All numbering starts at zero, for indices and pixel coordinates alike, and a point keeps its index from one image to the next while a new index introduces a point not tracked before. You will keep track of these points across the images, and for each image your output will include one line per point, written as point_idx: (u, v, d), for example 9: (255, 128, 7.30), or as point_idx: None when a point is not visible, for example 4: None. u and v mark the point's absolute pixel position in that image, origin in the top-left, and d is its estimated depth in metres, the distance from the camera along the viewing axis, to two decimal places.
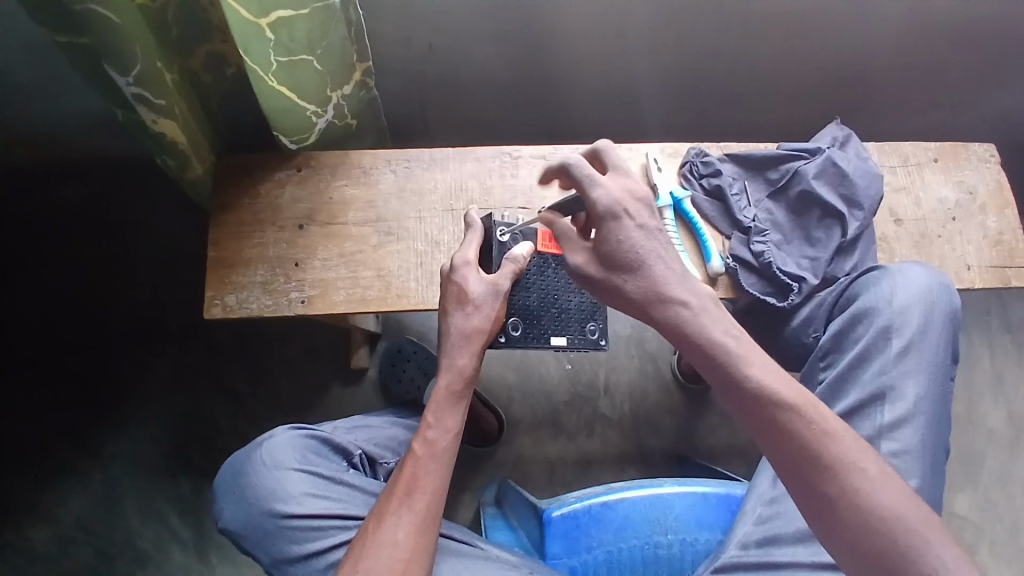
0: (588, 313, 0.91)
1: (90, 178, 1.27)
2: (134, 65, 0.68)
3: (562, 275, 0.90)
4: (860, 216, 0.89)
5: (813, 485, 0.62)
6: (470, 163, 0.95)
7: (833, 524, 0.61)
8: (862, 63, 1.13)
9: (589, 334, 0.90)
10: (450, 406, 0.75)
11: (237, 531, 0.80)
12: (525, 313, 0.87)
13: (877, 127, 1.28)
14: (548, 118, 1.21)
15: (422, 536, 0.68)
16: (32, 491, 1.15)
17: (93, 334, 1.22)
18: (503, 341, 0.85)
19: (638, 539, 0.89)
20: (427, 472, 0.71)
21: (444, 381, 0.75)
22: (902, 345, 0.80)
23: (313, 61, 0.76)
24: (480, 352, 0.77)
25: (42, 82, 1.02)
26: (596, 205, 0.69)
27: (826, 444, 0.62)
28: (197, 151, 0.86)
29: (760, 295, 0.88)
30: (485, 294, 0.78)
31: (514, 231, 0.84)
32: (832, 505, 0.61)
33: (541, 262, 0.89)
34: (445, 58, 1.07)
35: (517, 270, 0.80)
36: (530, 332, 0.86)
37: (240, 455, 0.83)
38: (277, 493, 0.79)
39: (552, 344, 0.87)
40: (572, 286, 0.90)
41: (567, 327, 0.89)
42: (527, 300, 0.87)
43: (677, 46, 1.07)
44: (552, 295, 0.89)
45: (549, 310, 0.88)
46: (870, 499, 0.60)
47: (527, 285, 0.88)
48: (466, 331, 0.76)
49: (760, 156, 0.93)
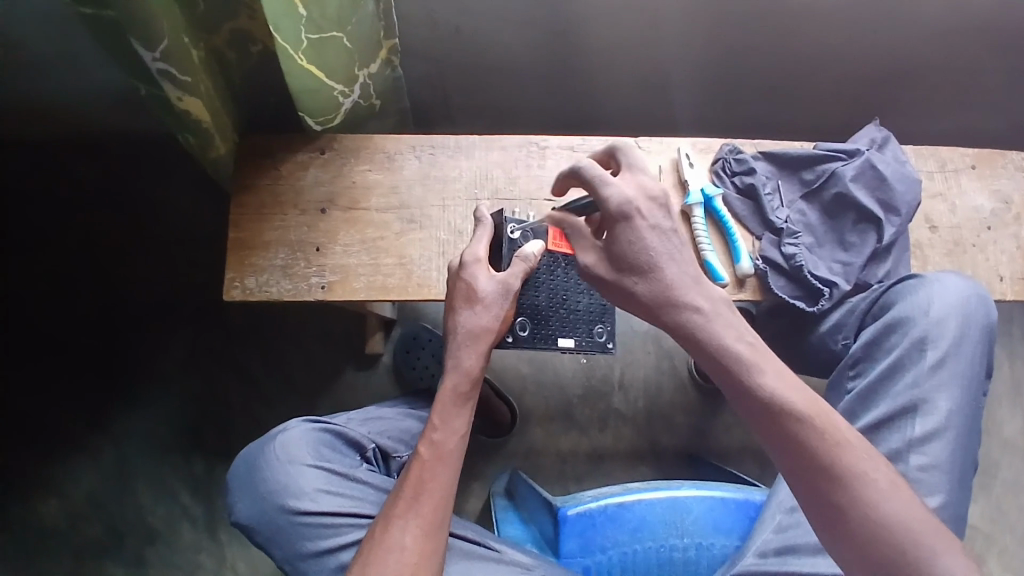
0: (596, 315, 0.88)
1: (109, 153, 1.26)
2: (160, 40, 0.66)
3: (572, 276, 0.88)
4: (896, 222, 0.87)
5: (831, 507, 0.60)
6: (496, 152, 0.92)
7: (853, 548, 0.59)
8: (901, 59, 1.09)
9: (596, 336, 0.88)
10: (457, 408, 0.73)
11: (249, 525, 0.79)
12: (533, 312, 0.85)
13: (910, 129, 1.24)
14: (570, 106, 1.18)
15: (431, 540, 0.67)
16: (44, 464, 1.16)
17: (109, 310, 1.21)
18: (510, 341, 0.83)
19: (654, 541, 0.88)
20: (436, 474, 0.69)
21: (451, 379, 0.73)
22: (937, 357, 0.78)
23: (341, 38, 0.74)
24: (487, 352, 0.75)
25: (62, 54, 1.01)
26: (608, 204, 0.67)
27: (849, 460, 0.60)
28: (221, 131, 0.84)
29: (789, 299, 0.86)
30: (496, 294, 0.75)
31: (525, 228, 0.82)
32: (852, 529, 0.59)
33: (550, 261, 0.87)
34: (469, 42, 1.04)
35: (528, 269, 0.76)
36: (537, 333, 0.85)
37: (254, 449, 0.82)
38: (291, 489, 0.78)
39: (559, 345, 0.85)
40: (580, 287, 0.88)
41: (575, 329, 0.87)
42: (535, 299, 0.86)
43: (710, 36, 1.04)
44: (561, 296, 0.87)
45: (557, 310, 0.86)
46: (887, 523, 0.59)
47: (536, 285, 0.86)
48: (474, 329, 0.74)
49: (795, 155, 0.90)
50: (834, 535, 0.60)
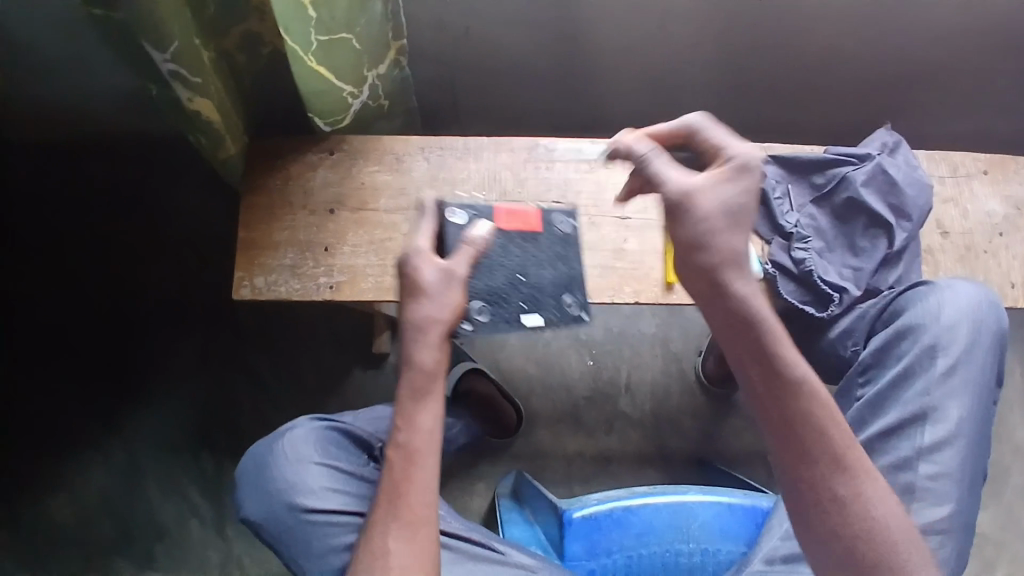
0: (562, 286, 0.83)
1: (121, 152, 1.27)
2: (170, 41, 0.66)
3: (528, 250, 0.83)
4: (907, 227, 0.86)
5: (820, 503, 0.61)
6: (504, 153, 0.92)
7: (842, 545, 0.60)
8: (912, 63, 1.08)
9: (568, 309, 0.82)
10: (418, 405, 0.70)
11: (257, 522, 0.80)
12: (490, 295, 0.80)
13: (923, 133, 1.23)
14: (579, 108, 1.18)
15: (416, 545, 0.67)
16: (55, 460, 1.17)
17: (120, 307, 1.22)
18: (467, 328, 0.79)
19: (660, 546, 0.88)
20: (410, 476, 0.69)
21: (408, 378, 0.71)
22: (948, 364, 0.77)
23: (350, 39, 0.74)
24: (441, 342, 0.71)
25: (73, 54, 1.01)
26: (740, 150, 0.68)
27: (845, 457, 0.61)
28: (231, 131, 0.84)
29: (798, 304, 0.86)
30: (439, 282, 0.72)
31: (468, 213, 0.80)
32: (841, 527, 0.60)
33: (503, 240, 0.83)
34: (478, 44, 1.04)
35: (477, 252, 0.75)
36: (498, 315, 0.80)
37: (262, 447, 0.83)
38: (298, 487, 0.78)
39: (525, 324, 0.80)
40: (539, 260, 0.83)
41: (540, 304, 0.82)
42: (491, 281, 0.81)
43: (719, 38, 1.03)
44: (520, 272, 0.82)
45: (517, 288, 0.81)
46: (875, 520, 0.60)
47: (489, 266, 0.81)
48: (420, 322, 0.71)
49: (805, 159, 0.89)
50: (823, 531, 0.61)
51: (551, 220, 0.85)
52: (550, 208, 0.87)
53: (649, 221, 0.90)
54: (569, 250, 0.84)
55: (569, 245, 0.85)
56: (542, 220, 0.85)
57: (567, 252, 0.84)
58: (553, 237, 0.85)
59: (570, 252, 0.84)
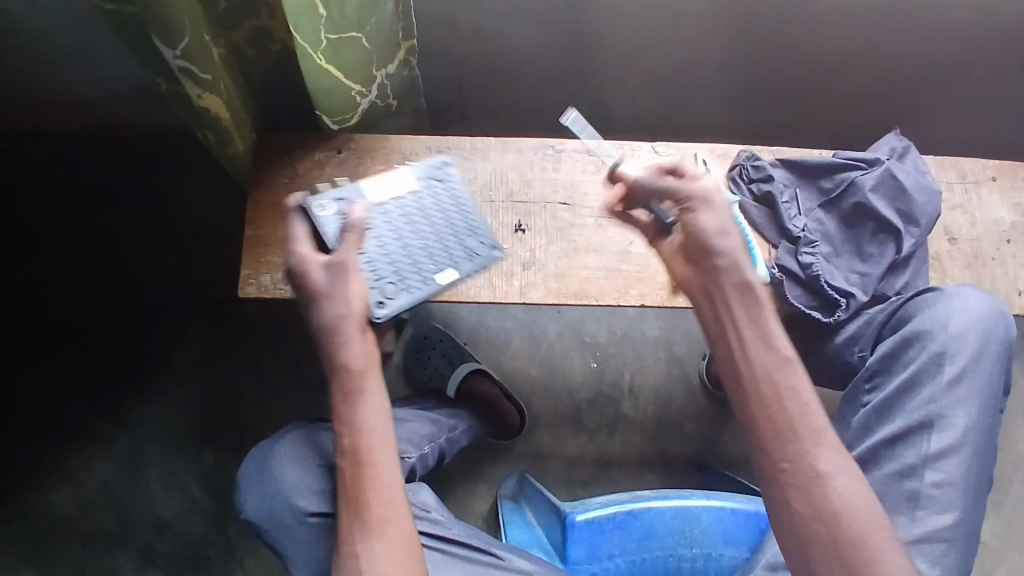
0: (462, 230, 0.83)
1: (128, 145, 1.27)
2: (181, 38, 0.66)
3: (411, 211, 0.83)
4: (916, 233, 0.85)
5: (800, 485, 0.62)
6: (512, 154, 0.92)
7: (822, 527, 0.61)
8: (922, 68, 1.07)
9: (480, 250, 0.83)
10: (350, 407, 0.70)
11: (259, 523, 0.79)
12: (394, 270, 0.80)
13: (932, 139, 1.22)
14: (586, 109, 1.18)
15: (394, 544, 0.67)
16: (58, 452, 1.17)
17: (124, 301, 1.22)
18: (381, 310, 0.77)
19: (661, 550, 0.88)
20: (361, 477, 0.68)
21: (342, 383, 0.70)
22: (955, 372, 0.77)
23: (360, 38, 0.74)
24: (360, 337, 0.71)
25: (81, 46, 1.02)
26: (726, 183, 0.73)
27: (825, 441, 0.63)
28: (239, 128, 0.84)
29: (805, 309, 0.85)
30: (332, 279, 0.71)
31: (331, 203, 0.79)
32: (822, 507, 0.61)
33: (382, 212, 0.82)
34: (487, 44, 1.04)
35: (361, 233, 0.73)
36: (409, 284, 0.80)
37: (264, 448, 0.82)
38: (301, 489, 0.78)
39: (439, 282, 0.80)
40: (425, 217, 0.83)
41: (447, 255, 0.82)
42: (388, 255, 0.80)
43: (729, 40, 1.03)
44: (414, 235, 0.82)
45: (417, 250, 0.81)
46: (852, 502, 0.61)
47: (378, 243, 0.80)
48: (333, 325, 0.70)
49: (813, 163, 0.89)
50: (804, 513, 0.62)
51: (423, 173, 0.85)
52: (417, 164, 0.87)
53: None
54: (454, 199, 0.85)
55: (454, 193, 0.85)
56: (411, 177, 0.85)
57: (453, 200, 0.85)
58: (432, 189, 0.85)
59: (455, 199, 0.85)
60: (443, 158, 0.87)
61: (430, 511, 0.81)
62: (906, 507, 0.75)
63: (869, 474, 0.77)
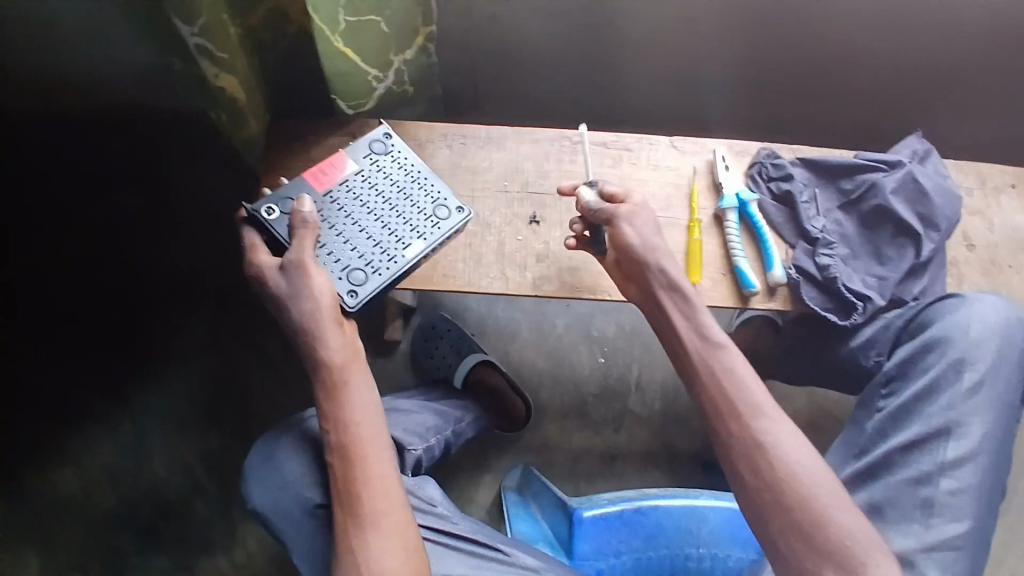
0: (416, 199, 0.82)
1: (139, 124, 1.26)
2: (199, 15, 0.65)
3: (357, 188, 0.80)
4: (935, 238, 0.84)
5: (748, 456, 0.63)
6: (528, 144, 0.91)
7: (768, 497, 0.62)
8: (945, 70, 1.05)
9: (443, 218, 0.81)
10: (336, 401, 0.70)
11: (265, 514, 0.79)
12: (359, 255, 0.77)
13: (953, 141, 1.20)
14: (602, 101, 1.16)
15: (390, 536, 0.67)
16: (63, 430, 1.17)
17: (131, 282, 1.22)
18: (352, 299, 0.75)
19: (669, 549, 0.90)
20: (352, 471, 0.68)
21: (324, 378, 0.70)
22: (974, 379, 0.77)
23: (379, 22, 0.73)
24: (336, 328, 0.70)
25: (92, 23, 1.00)
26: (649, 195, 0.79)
27: (778, 425, 0.64)
28: (254, 110, 0.83)
29: (821, 311, 0.84)
30: (289, 281, 0.70)
31: (274, 204, 0.77)
32: (768, 478, 0.62)
33: (327, 197, 0.79)
34: (504, 31, 1.02)
35: (312, 228, 0.74)
36: (377, 265, 0.77)
37: (271, 439, 0.82)
38: (307, 479, 0.78)
39: (409, 256, 0.78)
40: (373, 192, 0.81)
41: (408, 227, 0.80)
42: (349, 239, 0.78)
43: (751, 34, 1.01)
44: (368, 213, 0.80)
45: (377, 228, 0.79)
46: (796, 471, 0.62)
47: (334, 230, 0.78)
48: (303, 320, 0.70)
49: (834, 163, 0.88)
50: (755, 486, 0.63)
51: (364, 150, 0.82)
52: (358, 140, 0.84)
53: (672, 220, 0.87)
54: (401, 172, 0.83)
55: (402, 166, 0.83)
56: (352, 156, 0.82)
57: (402, 173, 0.83)
58: (377, 164, 0.82)
59: (399, 168, 0.83)
60: (383, 128, 0.84)
61: (436, 506, 0.80)
62: (920, 514, 0.74)
63: (883, 479, 0.77)
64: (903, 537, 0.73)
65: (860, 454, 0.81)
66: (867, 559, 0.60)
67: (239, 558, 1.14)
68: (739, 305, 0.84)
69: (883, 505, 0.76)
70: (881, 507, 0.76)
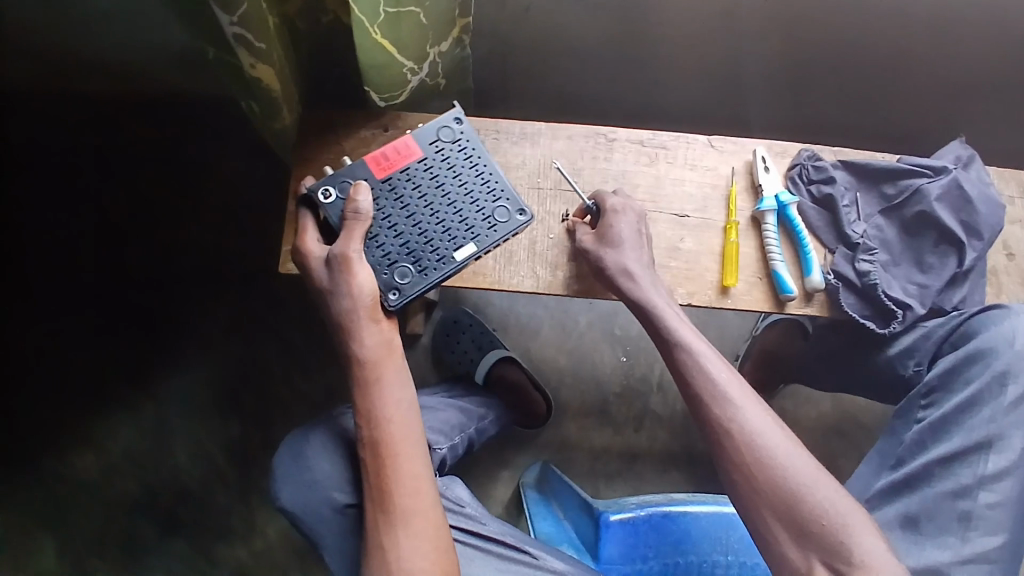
0: (477, 198, 0.78)
1: (164, 110, 1.25)
2: (238, 5, 0.64)
3: (421, 180, 0.77)
4: (978, 247, 0.82)
5: (730, 451, 0.67)
6: (562, 141, 0.89)
7: (748, 485, 0.66)
8: (991, 74, 1.02)
9: (501, 219, 0.77)
10: (372, 399, 0.70)
11: (295, 513, 0.79)
12: (408, 251, 0.75)
13: (994, 144, 1.17)
14: (633, 95, 1.14)
15: (422, 536, 0.66)
16: (85, 414, 1.17)
17: (154, 268, 1.22)
18: (395, 298, 0.74)
19: (696, 556, 0.90)
20: (385, 470, 0.68)
21: (358, 375, 0.70)
22: (1017, 393, 0.77)
23: (418, 14, 0.71)
24: (371, 326, 0.71)
25: (122, 9, 0.99)
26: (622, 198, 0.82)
27: (749, 408, 0.68)
28: (288, 101, 0.82)
29: (859, 318, 0.82)
30: (330, 276, 0.71)
31: (332, 187, 0.76)
32: (745, 466, 0.66)
33: (388, 187, 0.77)
34: (538, 23, 1.00)
35: (362, 223, 0.73)
36: (425, 267, 0.75)
37: (299, 437, 0.82)
38: (336, 480, 0.78)
39: (459, 260, 0.75)
40: (437, 188, 0.77)
41: (464, 227, 0.76)
42: (401, 234, 0.76)
43: (792, 30, 0.98)
44: (424, 209, 0.77)
45: (432, 225, 0.76)
46: (774, 457, 0.66)
47: (390, 223, 0.76)
48: (340, 316, 0.71)
49: (877, 167, 0.85)
50: (739, 479, 0.67)
51: (432, 136, 0.79)
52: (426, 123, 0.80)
53: (708, 221, 0.86)
54: (466, 162, 0.78)
55: (467, 156, 0.79)
56: (419, 141, 0.78)
57: (467, 163, 0.79)
58: (442, 153, 0.78)
59: (464, 161, 0.78)
60: (454, 113, 0.79)
61: (464, 506, 0.80)
62: (957, 526, 0.73)
63: (921, 491, 0.76)
64: (939, 549, 0.73)
65: (896, 464, 0.80)
66: (848, 535, 0.63)
67: (258, 546, 1.15)
68: (774, 310, 0.83)
69: (920, 516, 0.75)
70: (917, 519, 0.75)
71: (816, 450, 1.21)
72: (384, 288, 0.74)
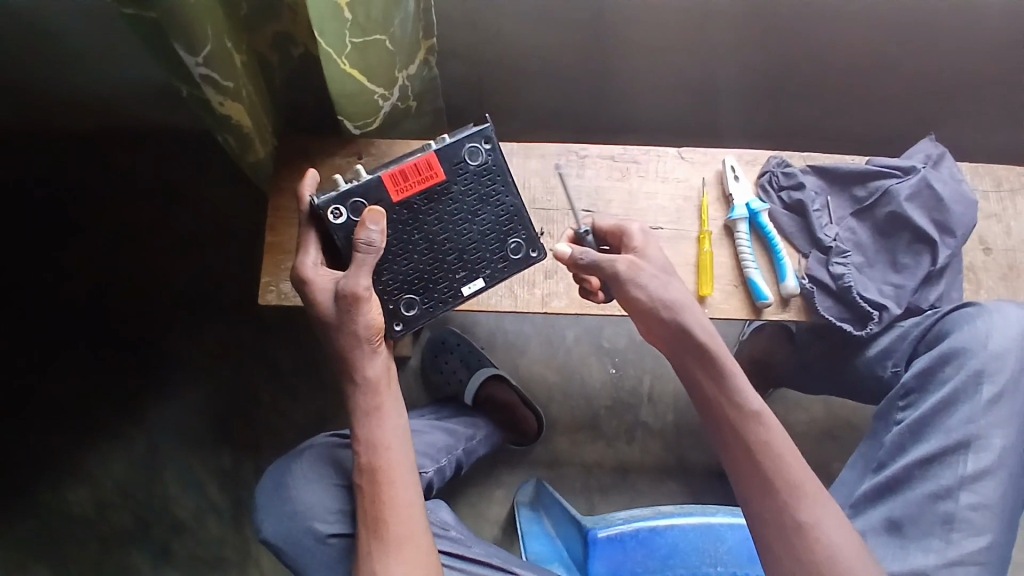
0: (492, 231, 0.77)
1: (145, 144, 1.26)
2: (204, 44, 0.65)
3: (439, 207, 0.75)
4: (952, 244, 0.82)
5: (746, 475, 0.66)
6: (535, 159, 0.90)
7: (775, 518, 0.64)
8: (957, 74, 1.04)
9: (514, 254, 0.78)
10: (371, 424, 0.70)
11: (278, 545, 0.79)
12: (416, 281, 0.76)
13: (967, 141, 1.17)
14: (607, 108, 1.15)
15: (416, 564, 0.67)
16: (76, 452, 1.17)
17: (141, 302, 1.22)
18: (398, 328, 0.76)
19: (686, 568, 0.92)
20: (380, 496, 0.68)
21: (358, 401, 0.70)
22: (993, 392, 0.77)
23: (385, 41, 0.72)
24: (376, 351, 0.71)
25: (98, 49, 1.00)
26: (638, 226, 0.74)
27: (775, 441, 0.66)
28: (260, 133, 0.83)
29: (836, 320, 0.82)
30: (337, 310, 0.69)
31: (340, 207, 0.72)
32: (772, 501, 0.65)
33: (409, 213, 0.75)
34: (508, 44, 1.01)
35: (374, 255, 0.69)
36: (430, 301, 0.77)
37: (281, 468, 0.82)
38: (315, 510, 0.78)
39: (465, 295, 0.77)
40: (457, 216, 0.76)
41: (473, 261, 0.77)
42: (410, 264, 0.76)
43: (760, 38, 0.99)
44: (439, 239, 0.76)
45: (440, 256, 0.76)
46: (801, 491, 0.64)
47: (405, 252, 0.75)
48: (339, 343, 0.70)
49: (847, 170, 0.86)
50: (759, 505, 0.65)
51: (457, 159, 0.75)
52: (451, 138, 0.76)
53: (681, 232, 0.87)
54: (489, 189, 0.77)
55: (491, 183, 0.77)
56: (445, 161, 0.75)
57: (489, 191, 0.77)
58: (465, 178, 0.76)
59: (485, 188, 0.76)
60: (485, 131, 0.76)
61: (450, 530, 0.81)
62: (940, 529, 0.73)
63: (904, 494, 0.76)
64: (923, 553, 0.72)
65: (879, 468, 0.80)
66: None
67: None
68: (752, 318, 0.84)
69: (903, 521, 0.74)
70: (901, 524, 0.74)
71: (808, 455, 1.20)
72: (390, 319, 0.75)
